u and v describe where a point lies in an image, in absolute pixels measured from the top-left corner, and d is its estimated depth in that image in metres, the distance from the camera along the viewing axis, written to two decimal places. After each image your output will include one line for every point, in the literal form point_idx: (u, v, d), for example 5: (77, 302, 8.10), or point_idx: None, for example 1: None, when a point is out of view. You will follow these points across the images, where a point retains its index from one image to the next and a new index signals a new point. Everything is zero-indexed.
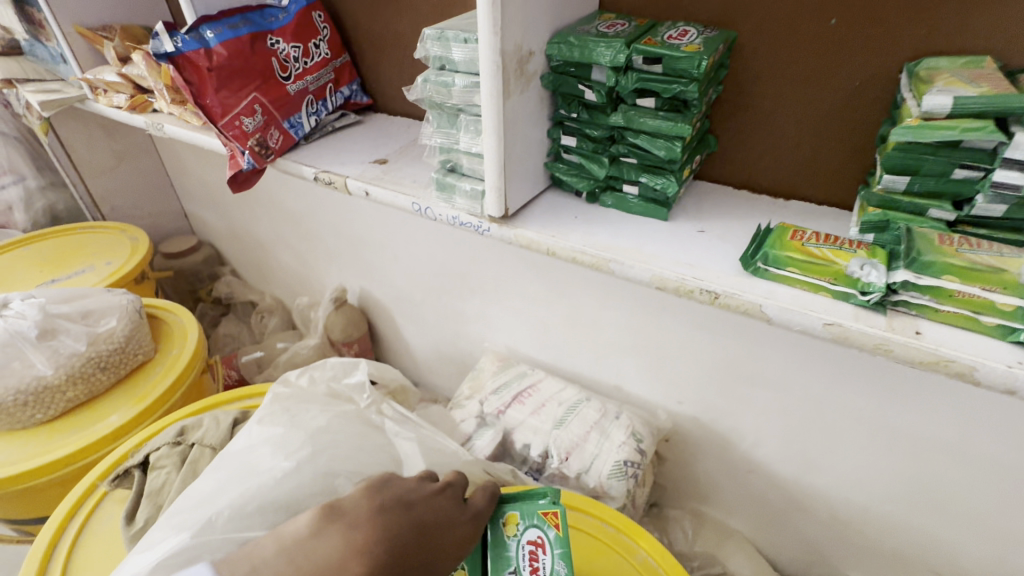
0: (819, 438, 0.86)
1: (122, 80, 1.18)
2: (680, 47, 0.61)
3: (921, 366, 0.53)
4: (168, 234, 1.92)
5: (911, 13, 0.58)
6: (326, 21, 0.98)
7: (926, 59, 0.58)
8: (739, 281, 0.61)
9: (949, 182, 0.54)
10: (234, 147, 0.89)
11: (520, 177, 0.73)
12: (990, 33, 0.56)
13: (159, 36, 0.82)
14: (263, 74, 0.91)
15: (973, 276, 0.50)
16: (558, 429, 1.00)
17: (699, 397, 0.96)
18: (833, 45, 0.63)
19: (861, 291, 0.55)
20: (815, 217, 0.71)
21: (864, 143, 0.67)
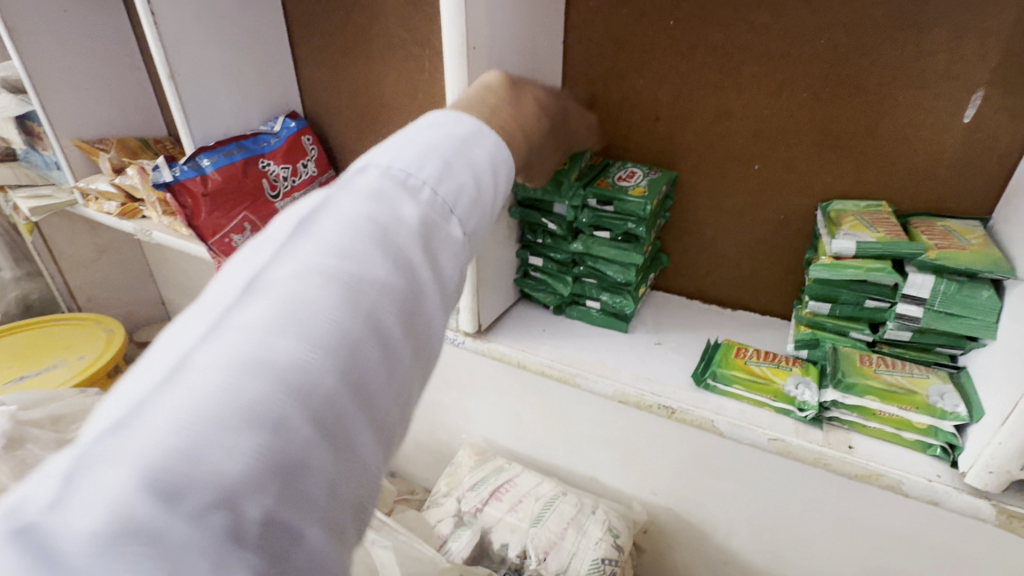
0: (787, 529, 0.89)
1: (115, 192, 1.23)
2: (628, 191, 0.70)
3: (856, 478, 0.58)
4: (144, 321, 1.92)
5: (819, 164, 0.69)
6: (315, 142, 1.07)
7: (834, 202, 0.68)
8: (692, 396, 0.67)
9: (864, 309, 0.63)
10: (222, 261, 0.95)
11: (492, 295, 0.79)
12: (886, 183, 0.66)
13: (158, 167, 0.89)
14: (252, 194, 0.98)
15: (889, 396, 0.57)
16: (535, 527, 1.00)
17: (671, 489, 0.99)
18: (759, 186, 0.73)
19: (798, 408, 0.61)
20: (758, 329, 0.78)
21: (793, 264, 0.76)
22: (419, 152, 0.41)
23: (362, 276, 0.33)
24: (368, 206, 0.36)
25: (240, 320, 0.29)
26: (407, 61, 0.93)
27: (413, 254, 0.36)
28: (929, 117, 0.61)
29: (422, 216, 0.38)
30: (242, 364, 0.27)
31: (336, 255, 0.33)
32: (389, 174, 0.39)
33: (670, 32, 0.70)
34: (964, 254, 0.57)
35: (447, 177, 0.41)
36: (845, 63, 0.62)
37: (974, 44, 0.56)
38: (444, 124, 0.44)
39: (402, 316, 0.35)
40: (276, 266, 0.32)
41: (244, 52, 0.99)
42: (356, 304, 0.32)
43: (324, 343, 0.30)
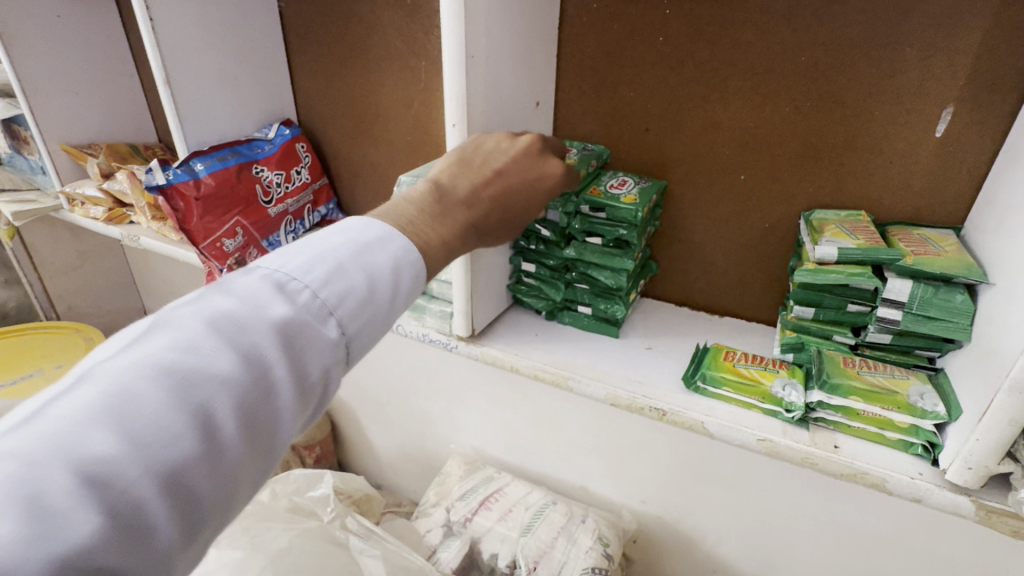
0: (774, 535, 0.90)
1: (102, 196, 1.22)
2: (620, 198, 0.72)
3: (842, 477, 0.59)
4: (125, 331, 1.89)
5: (801, 175, 0.71)
6: (308, 151, 1.09)
7: (817, 211, 0.71)
8: (682, 398, 0.68)
9: (846, 313, 0.65)
10: (213, 265, 0.95)
11: (486, 300, 0.80)
12: (865, 194, 0.69)
13: (152, 171, 0.89)
14: (246, 200, 0.98)
15: (872, 397, 0.59)
16: (525, 536, 0.99)
17: (660, 496, 0.99)
18: (744, 195, 0.76)
19: (785, 409, 0.63)
20: (745, 335, 0.80)
21: (778, 271, 0.78)
22: (308, 257, 0.42)
23: (208, 362, 0.35)
24: (240, 298, 0.38)
25: (151, 342, 0.35)
26: (403, 71, 0.95)
27: (272, 349, 0.37)
28: (903, 131, 0.64)
29: (290, 317, 0.39)
30: (86, 417, 0.31)
31: (187, 342, 0.35)
32: (271, 279, 0.40)
33: (659, 48, 0.73)
34: (940, 260, 0.59)
35: (330, 282, 0.41)
36: (823, 80, 0.66)
37: (944, 62, 0.60)
38: (349, 230, 0.45)
39: (246, 408, 0.35)
40: (135, 341, 0.35)
41: (240, 60, 1.00)
42: (246, 340, 0.36)
43: (158, 415, 0.32)
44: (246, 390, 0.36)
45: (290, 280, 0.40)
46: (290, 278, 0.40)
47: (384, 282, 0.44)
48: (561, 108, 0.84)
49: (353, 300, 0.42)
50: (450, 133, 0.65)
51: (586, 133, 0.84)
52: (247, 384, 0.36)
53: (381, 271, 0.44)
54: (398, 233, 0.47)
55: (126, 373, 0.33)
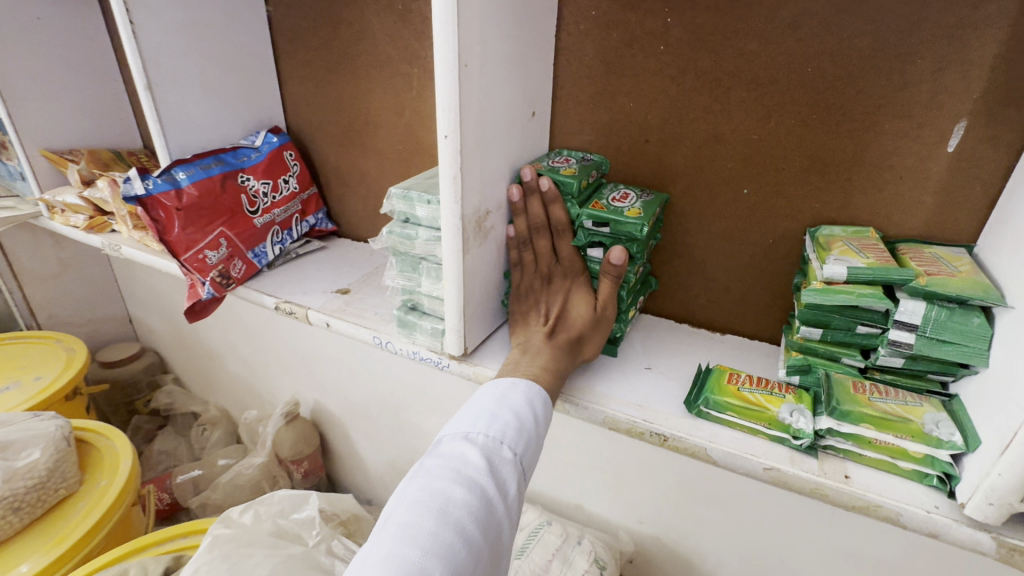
0: (777, 559, 0.86)
1: (83, 203, 1.17)
2: (623, 212, 0.69)
3: (853, 510, 0.56)
4: (108, 340, 1.84)
5: (806, 189, 0.69)
6: (296, 159, 1.06)
7: (823, 227, 0.68)
8: (685, 423, 0.65)
9: (855, 334, 0.62)
10: (195, 278, 0.91)
11: (480, 317, 0.77)
12: (873, 210, 0.67)
13: (130, 179, 0.85)
14: (231, 210, 0.94)
15: (885, 424, 0.56)
16: (520, 559, 0.95)
17: (658, 517, 0.96)
18: (747, 210, 0.73)
19: (793, 436, 0.60)
20: (747, 354, 0.77)
21: (782, 288, 0.76)
22: (475, 415, 0.54)
23: (446, 497, 0.46)
24: (447, 454, 0.50)
25: (413, 499, 0.46)
26: (395, 78, 0.92)
27: (485, 478, 0.48)
28: (915, 145, 0.62)
29: (486, 456, 0.50)
30: (394, 551, 0.42)
31: (437, 492, 0.46)
32: (462, 437, 0.52)
33: (660, 57, 0.70)
34: (954, 281, 0.57)
35: (495, 423, 0.53)
36: (831, 93, 0.63)
37: (958, 74, 0.58)
38: (491, 389, 0.58)
39: (481, 523, 0.46)
40: (398, 504, 0.46)
41: (225, 65, 0.97)
42: (474, 484, 0.48)
43: (435, 536, 0.43)
44: (482, 521, 0.46)
45: (481, 435, 0.52)
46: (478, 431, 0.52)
47: (533, 418, 0.56)
48: (557, 118, 0.81)
49: (520, 432, 0.54)
50: (442, 144, 0.61)
51: (584, 143, 0.81)
52: (483, 516, 0.47)
53: (523, 408, 0.56)
54: (523, 380, 0.60)
55: (408, 526, 0.44)
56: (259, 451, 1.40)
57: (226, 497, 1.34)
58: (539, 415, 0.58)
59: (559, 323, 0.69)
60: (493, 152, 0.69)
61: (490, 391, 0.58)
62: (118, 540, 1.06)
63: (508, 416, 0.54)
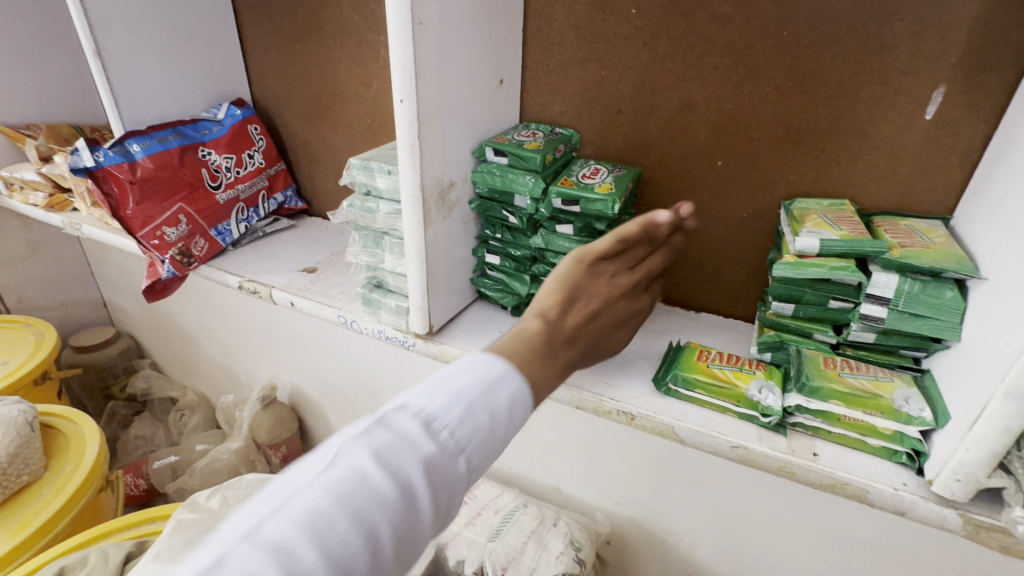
0: (750, 539, 0.85)
1: (41, 181, 1.12)
2: (594, 188, 0.67)
3: (821, 488, 0.55)
4: (81, 325, 1.79)
5: (782, 161, 0.66)
6: (262, 133, 1.01)
7: (797, 200, 0.66)
8: (653, 402, 0.63)
9: (828, 310, 0.60)
10: (154, 256, 0.87)
11: (446, 295, 0.74)
12: (849, 182, 0.64)
13: (78, 151, 0.81)
14: (191, 185, 0.91)
15: (855, 401, 0.54)
16: (494, 541, 0.94)
17: (633, 498, 0.95)
18: (721, 183, 0.70)
19: (762, 414, 0.58)
20: (721, 332, 0.75)
21: (756, 265, 0.74)
22: (442, 394, 0.37)
23: (373, 493, 0.32)
24: (395, 429, 0.35)
25: (318, 474, 0.32)
26: (361, 47, 0.88)
27: (428, 486, 0.34)
28: (891, 114, 0.59)
29: (432, 454, 0.35)
30: (286, 542, 0.29)
31: (347, 483, 0.32)
32: (421, 415, 0.36)
33: (631, 21, 0.67)
34: (928, 253, 0.55)
35: (466, 419, 0.37)
36: (807, 58, 0.60)
37: (936, 37, 0.55)
38: (475, 366, 0.40)
39: (395, 538, 0.32)
40: (297, 475, 0.32)
41: (182, 33, 0.92)
42: (401, 486, 0.33)
43: (347, 545, 0.30)
44: (393, 539, 0.32)
45: (434, 421, 0.36)
46: (433, 417, 0.36)
47: (505, 428, 0.38)
48: (527, 88, 0.78)
49: (487, 437, 0.37)
50: (398, 109, 0.58)
51: (555, 114, 0.78)
52: (397, 533, 0.32)
53: (503, 407, 0.38)
54: (520, 374, 0.41)
55: (289, 513, 0.30)
56: (235, 436, 1.38)
57: (201, 483, 1.32)
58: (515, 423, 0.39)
59: (593, 322, 0.49)
60: (456, 121, 0.66)
61: (473, 367, 0.40)
62: (84, 526, 1.03)
63: (478, 411, 0.37)
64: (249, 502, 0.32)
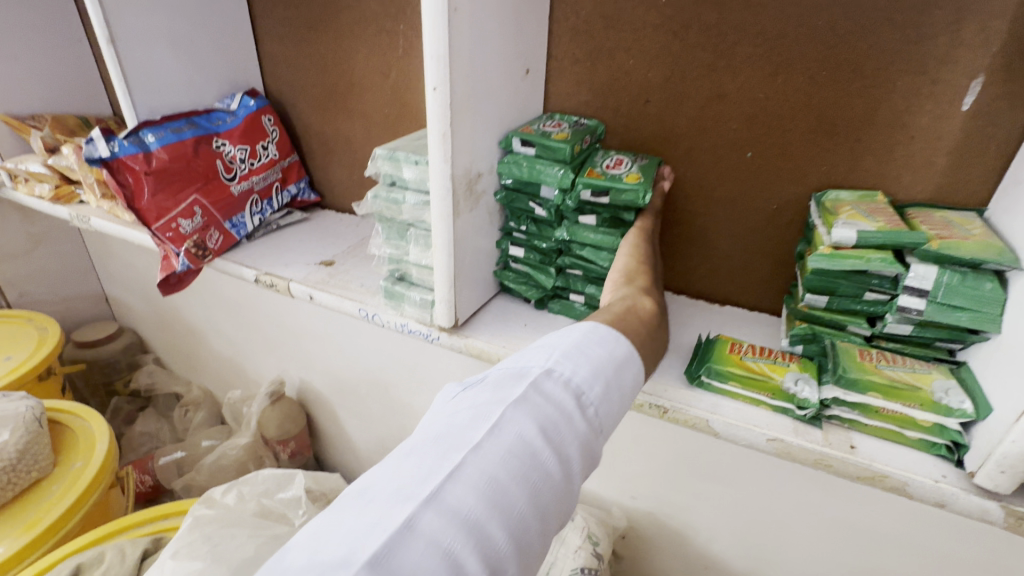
0: (771, 535, 0.84)
1: (48, 172, 1.10)
2: (623, 178, 0.66)
3: (860, 480, 0.55)
4: (83, 320, 1.77)
5: (814, 152, 0.66)
6: (276, 124, 1.00)
7: (829, 192, 0.66)
8: (685, 395, 0.63)
9: (863, 302, 0.60)
10: (169, 249, 0.85)
11: (471, 287, 0.73)
12: (882, 173, 0.64)
13: (94, 140, 0.80)
14: (206, 176, 0.89)
15: (894, 393, 0.54)
16: None
17: (652, 493, 0.94)
18: (750, 174, 0.70)
19: (797, 406, 0.58)
20: (747, 325, 0.75)
21: (784, 257, 0.73)
22: (583, 368, 0.40)
23: (541, 464, 0.34)
24: (549, 398, 0.37)
25: (493, 436, 0.34)
26: (380, 36, 0.87)
27: (578, 458, 0.36)
28: (928, 104, 0.59)
29: (582, 427, 0.37)
30: (474, 506, 0.30)
31: (522, 450, 0.34)
32: (569, 386, 0.38)
33: (662, 10, 0.66)
34: (967, 244, 0.54)
35: (603, 394, 0.40)
36: (844, 47, 0.60)
37: (977, 26, 0.54)
38: (606, 340, 0.42)
39: (557, 505, 0.35)
40: (468, 433, 0.34)
41: (196, 21, 0.90)
42: (561, 457, 0.35)
43: (523, 513, 0.32)
44: (555, 506, 0.34)
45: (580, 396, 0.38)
46: (578, 392, 0.38)
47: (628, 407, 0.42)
48: (552, 78, 0.77)
49: (615, 415, 0.40)
50: (430, 98, 0.57)
51: (581, 105, 0.77)
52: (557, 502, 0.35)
53: (628, 389, 0.42)
54: (637, 355, 0.44)
55: (479, 477, 0.32)
56: (242, 433, 1.36)
57: (209, 479, 1.31)
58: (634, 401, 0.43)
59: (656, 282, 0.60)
60: (485, 110, 0.65)
61: (603, 343, 0.42)
62: (95, 523, 1.02)
63: (611, 391, 0.40)
64: (413, 459, 0.33)
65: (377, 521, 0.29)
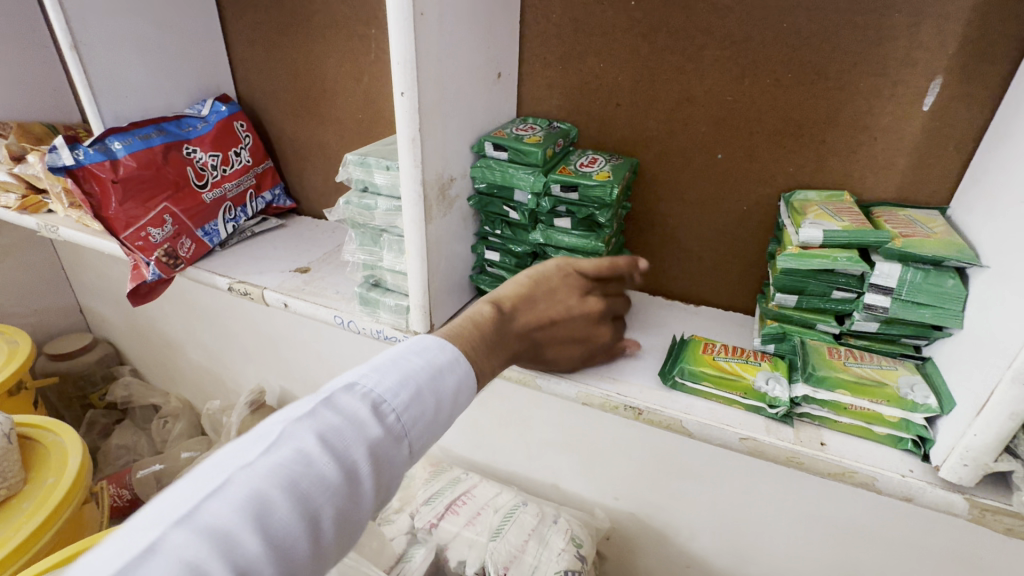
0: (750, 531, 0.85)
1: (13, 181, 1.08)
2: (592, 176, 0.66)
3: (829, 477, 0.55)
4: (56, 332, 1.72)
5: (781, 152, 0.66)
6: (248, 130, 0.98)
7: (796, 192, 0.67)
8: (660, 396, 0.63)
9: (831, 301, 0.61)
10: (138, 258, 0.84)
11: (446, 293, 0.73)
12: (846, 174, 0.65)
13: (57, 149, 0.78)
14: (176, 184, 0.88)
15: (861, 390, 0.55)
16: (495, 541, 0.91)
17: (633, 493, 0.94)
18: (720, 175, 0.71)
19: (769, 405, 0.59)
20: (722, 325, 0.75)
21: (756, 257, 0.74)
22: (395, 377, 0.40)
23: (319, 472, 0.34)
24: (343, 410, 0.37)
25: (274, 450, 0.34)
26: (351, 40, 0.86)
27: (372, 470, 0.36)
28: (889, 105, 0.60)
29: (383, 437, 0.38)
30: (231, 519, 0.30)
31: (305, 461, 0.34)
32: (369, 397, 0.39)
33: (630, 13, 0.67)
34: (929, 242, 0.55)
35: (414, 402, 0.40)
36: (807, 49, 0.61)
37: (933, 29, 0.56)
38: (427, 350, 0.44)
39: (342, 518, 0.34)
40: (253, 445, 0.34)
41: (164, 26, 0.89)
42: (355, 465, 0.35)
43: (289, 520, 0.32)
44: (344, 518, 0.34)
45: (381, 404, 0.39)
46: (378, 401, 0.39)
47: (446, 414, 0.42)
48: (524, 82, 0.77)
49: (429, 417, 0.41)
50: (398, 103, 0.56)
51: (553, 108, 0.77)
52: (346, 514, 0.35)
53: (447, 392, 0.42)
54: (468, 360, 0.46)
55: (248, 489, 0.31)
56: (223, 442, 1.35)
57: None
58: (456, 402, 0.43)
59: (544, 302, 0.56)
60: (456, 113, 0.64)
61: (425, 352, 0.44)
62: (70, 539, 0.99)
63: (423, 398, 0.40)
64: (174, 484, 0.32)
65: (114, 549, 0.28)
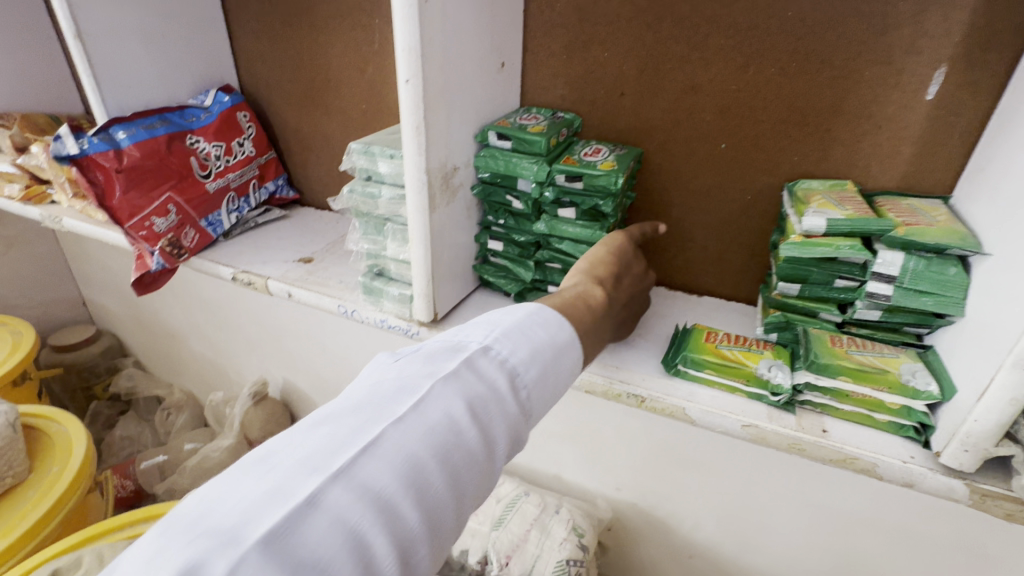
0: (752, 520, 0.85)
1: (17, 171, 1.08)
2: (597, 166, 0.66)
3: (830, 463, 0.56)
4: (59, 324, 1.72)
5: (785, 142, 0.67)
6: (251, 121, 0.99)
7: (800, 182, 0.67)
8: (663, 384, 0.63)
9: (833, 289, 0.61)
10: (143, 248, 0.84)
11: (450, 282, 0.73)
12: (851, 163, 0.65)
13: (61, 137, 0.78)
14: (180, 174, 0.88)
15: (863, 376, 0.55)
16: (497, 530, 0.93)
17: (635, 483, 0.95)
18: (724, 164, 0.71)
19: (772, 392, 0.59)
20: (724, 315, 0.76)
21: (759, 247, 0.74)
22: (525, 348, 0.40)
23: (460, 439, 0.34)
24: (481, 377, 0.38)
25: (420, 410, 0.34)
26: (355, 30, 0.86)
27: (505, 440, 0.37)
28: (893, 93, 0.60)
29: (513, 410, 0.38)
30: (389, 480, 0.31)
31: (448, 429, 0.34)
32: (504, 365, 0.39)
33: (635, 2, 0.66)
34: (931, 230, 0.55)
35: (540, 377, 0.40)
36: (812, 37, 0.61)
37: (938, 16, 0.56)
38: (550, 323, 0.43)
39: (477, 485, 0.35)
40: (396, 402, 0.34)
41: (168, 15, 0.89)
42: (489, 435, 0.36)
43: (437, 485, 0.32)
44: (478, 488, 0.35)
45: (510, 375, 0.39)
46: (509, 372, 0.39)
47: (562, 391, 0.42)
48: (528, 72, 0.77)
49: (548, 392, 0.41)
50: (402, 90, 0.57)
51: (557, 98, 0.77)
52: (479, 485, 0.35)
53: (565, 372, 0.42)
54: (580, 342, 0.45)
55: (399, 450, 0.32)
56: (227, 433, 1.36)
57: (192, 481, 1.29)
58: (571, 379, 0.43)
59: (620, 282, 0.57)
60: (460, 102, 0.64)
61: (548, 322, 0.43)
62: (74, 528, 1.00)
63: (546, 375, 0.41)
64: (329, 428, 0.32)
65: (281, 489, 0.29)
